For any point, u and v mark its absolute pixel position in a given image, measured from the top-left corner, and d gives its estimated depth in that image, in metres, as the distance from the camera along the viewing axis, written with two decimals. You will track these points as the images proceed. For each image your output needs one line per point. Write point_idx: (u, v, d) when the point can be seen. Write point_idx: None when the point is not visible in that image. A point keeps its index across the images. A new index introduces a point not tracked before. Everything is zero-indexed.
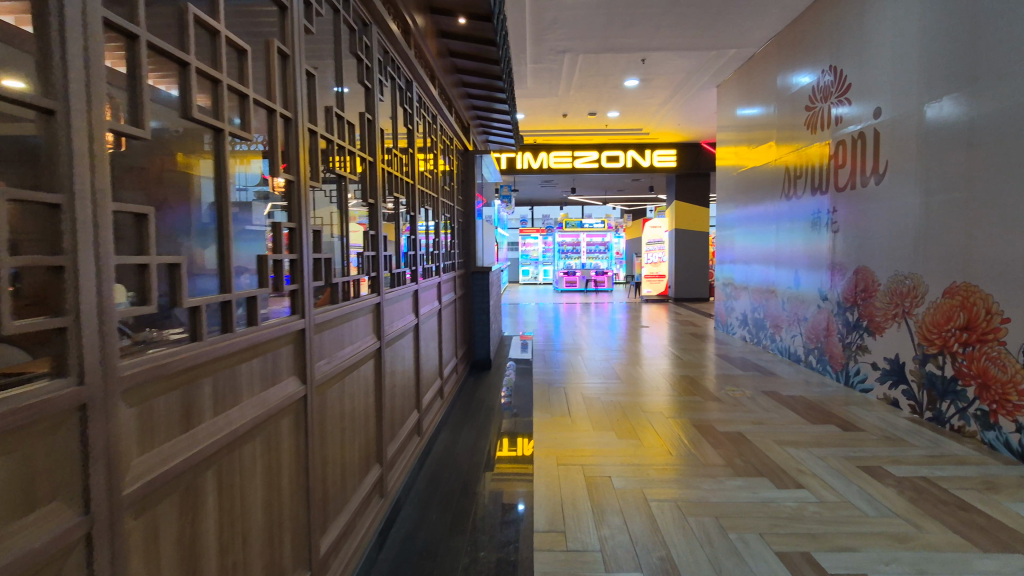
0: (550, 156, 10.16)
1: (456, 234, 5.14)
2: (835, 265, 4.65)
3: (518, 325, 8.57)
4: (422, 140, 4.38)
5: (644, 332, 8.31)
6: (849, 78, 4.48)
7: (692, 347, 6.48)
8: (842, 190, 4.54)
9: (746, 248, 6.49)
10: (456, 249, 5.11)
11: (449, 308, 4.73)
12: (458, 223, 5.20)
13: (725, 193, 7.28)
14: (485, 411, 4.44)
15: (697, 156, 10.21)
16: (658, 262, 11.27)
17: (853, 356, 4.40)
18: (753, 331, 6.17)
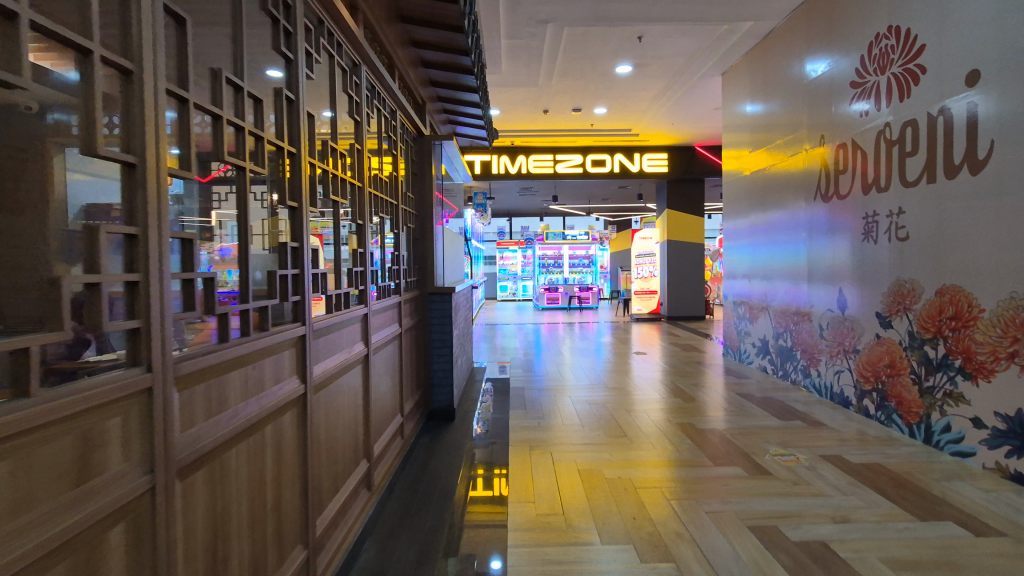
0: (530, 159, 9.22)
1: (426, 245, 3.97)
2: (903, 283, 3.63)
3: (494, 351, 7.38)
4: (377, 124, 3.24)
5: (637, 360, 7.15)
6: (918, 39, 3.50)
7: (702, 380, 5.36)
8: (912, 184, 3.53)
9: (766, 261, 5.47)
10: (421, 266, 3.92)
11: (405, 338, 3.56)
12: (429, 231, 4.01)
13: (734, 200, 6.27)
14: (442, 493, 3.12)
15: (690, 159, 9.32)
16: (649, 276, 10.19)
17: (940, 406, 3.37)
18: (777, 362, 5.16)
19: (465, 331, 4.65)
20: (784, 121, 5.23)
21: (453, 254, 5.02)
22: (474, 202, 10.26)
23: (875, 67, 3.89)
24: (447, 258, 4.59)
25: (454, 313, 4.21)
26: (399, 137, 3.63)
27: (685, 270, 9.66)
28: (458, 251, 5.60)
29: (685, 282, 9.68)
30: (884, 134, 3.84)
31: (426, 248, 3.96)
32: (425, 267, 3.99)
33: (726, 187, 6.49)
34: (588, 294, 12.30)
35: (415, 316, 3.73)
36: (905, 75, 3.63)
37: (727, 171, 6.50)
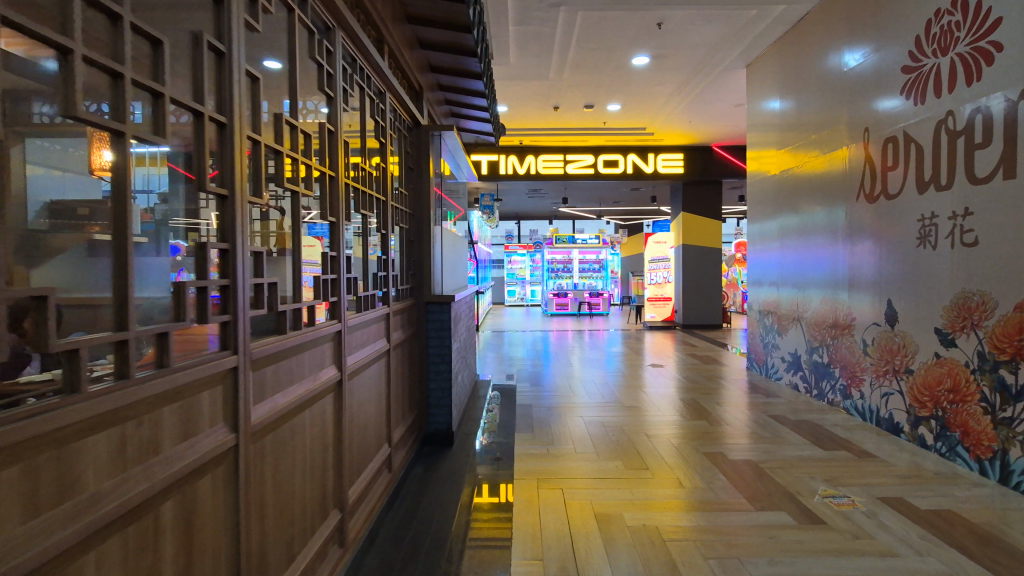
0: (539, 159, 8.83)
1: (426, 249, 3.51)
2: (971, 294, 3.15)
3: (501, 360, 6.91)
4: (376, 114, 2.80)
5: (650, 370, 6.62)
6: (994, 12, 3.02)
7: (727, 398, 4.89)
8: (982, 181, 3.06)
9: (799, 269, 4.99)
10: (421, 273, 3.47)
11: (400, 350, 3.14)
12: (430, 236, 3.55)
13: (760, 204, 5.78)
14: (436, 528, 2.60)
15: (707, 160, 8.89)
16: (663, 282, 9.70)
17: (1021, 440, 2.87)
18: (812, 380, 4.67)
19: (467, 342, 4.20)
20: (816, 116, 4.77)
21: (456, 259, 4.61)
22: (481, 204, 9.90)
23: (935, 48, 3.40)
24: (450, 264, 4.18)
25: (457, 322, 3.78)
26: (400, 128, 3.19)
27: (701, 276, 9.21)
28: (461, 255, 5.19)
29: (701, 289, 9.23)
30: (945, 124, 3.35)
31: (426, 253, 3.51)
32: (426, 273, 3.52)
33: (750, 190, 6.02)
34: (598, 300, 11.87)
35: (412, 327, 3.28)
36: (973, 56, 3.16)
37: (751, 173, 6.02)
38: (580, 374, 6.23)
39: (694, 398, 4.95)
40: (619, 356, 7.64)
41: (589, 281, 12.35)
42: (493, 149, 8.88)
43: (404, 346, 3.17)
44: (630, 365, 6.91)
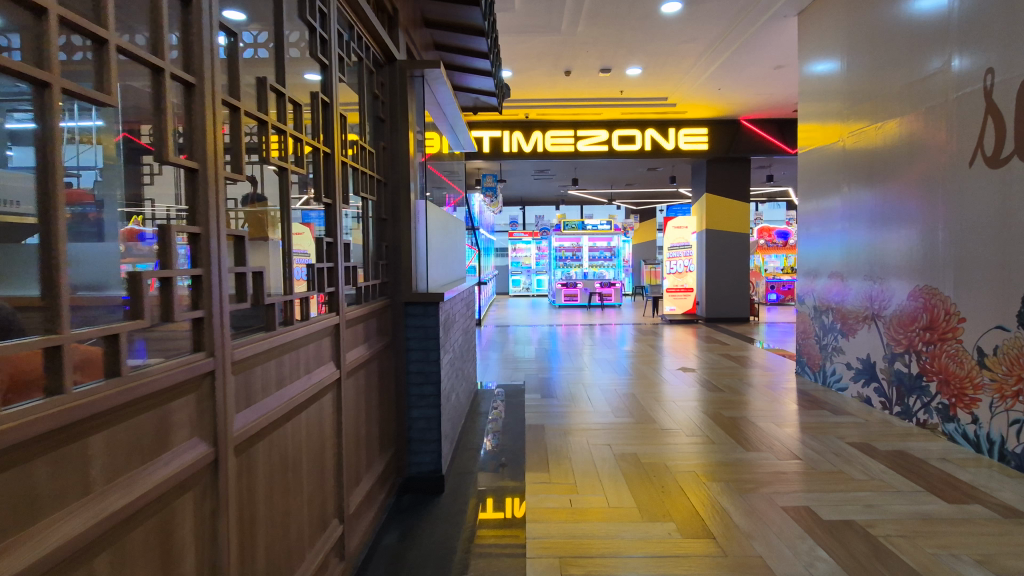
0: (546, 135, 7.96)
1: (409, 243, 2.41)
2: None
3: (506, 359, 6.00)
4: (314, 16, 1.62)
5: (674, 373, 5.67)
6: None
7: (785, 408, 3.92)
8: None
9: (876, 255, 3.78)
10: (405, 269, 2.41)
11: (372, 370, 2.11)
12: (410, 222, 2.43)
13: (818, 185, 4.64)
14: None
15: (735, 135, 8.02)
16: (684, 270, 8.81)
17: None
18: (888, 392, 3.57)
19: (459, 347, 3.23)
20: (897, 58, 3.63)
21: (451, 246, 3.69)
22: (483, 186, 9.05)
23: None
24: (443, 253, 3.23)
25: (449, 326, 2.78)
26: (357, 58, 2.06)
27: (727, 264, 8.32)
28: (459, 244, 4.25)
29: (726, 279, 8.34)
30: None
31: (409, 249, 2.41)
32: (409, 270, 2.43)
33: (803, 170, 4.86)
34: (610, 291, 10.99)
35: (384, 332, 2.30)
36: None
37: (805, 150, 4.86)
38: (599, 377, 5.27)
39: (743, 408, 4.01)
40: (634, 354, 6.65)
41: (599, 270, 11.47)
42: (496, 124, 8.02)
43: (380, 357, 2.21)
44: (653, 366, 5.95)
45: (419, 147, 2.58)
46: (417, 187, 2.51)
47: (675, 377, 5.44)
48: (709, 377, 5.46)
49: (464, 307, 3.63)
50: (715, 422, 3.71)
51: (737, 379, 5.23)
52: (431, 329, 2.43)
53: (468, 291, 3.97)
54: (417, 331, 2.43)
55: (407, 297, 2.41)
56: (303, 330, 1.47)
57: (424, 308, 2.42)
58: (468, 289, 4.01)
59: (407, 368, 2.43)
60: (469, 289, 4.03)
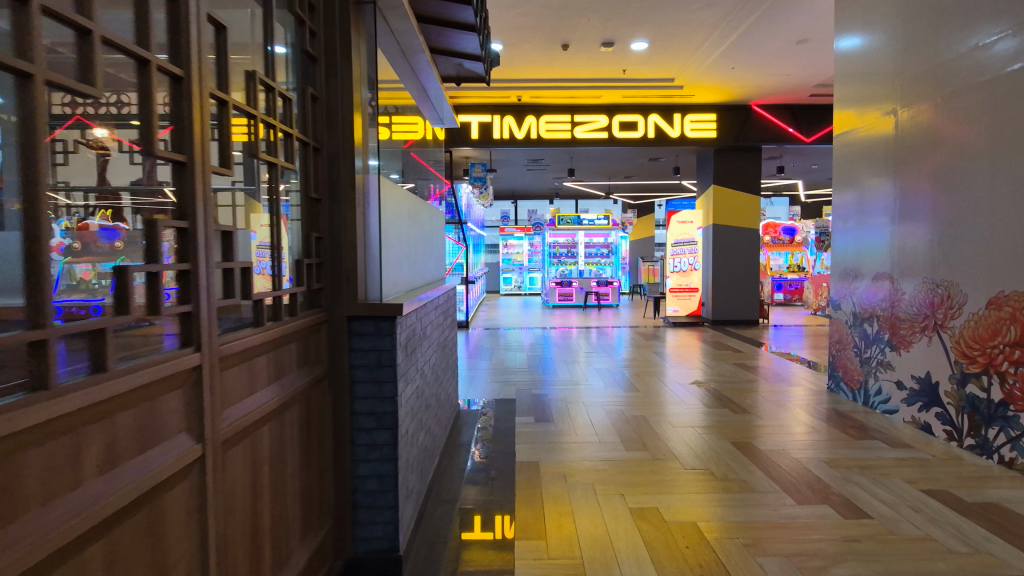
0: (540, 121, 7.32)
1: (356, 240, 1.73)
2: None
3: (494, 366, 5.38)
4: None
5: (678, 383, 5.07)
6: None
7: (826, 433, 3.28)
8: None
9: (937, 255, 3.10)
10: (351, 274, 1.73)
11: (291, 421, 1.44)
12: (357, 211, 1.74)
13: (856, 173, 3.93)
14: None
15: (744, 122, 7.44)
16: (689, 269, 8.01)
17: None
18: (956, 420, 2.93)
19: (432, 366, 2.55)
20: (964, 11, 2.92)
21: (429, 240, 2.98)
22: (471, 175, 8.36)
23: None
24: (415, 250, 2.52)
25: (415, 346, 2.10)
26: None
27: (735, 262, 7.69)
28: (438, 239, 3.53)
29: (734, 278, 7.72)
30: None
31: (356, 248, 1.73)
32: (355, 275, 1.74)
33: (839, 160, 4.15)
34: (607, 291, 10.35)
35: (314, 362, 1.62)
36: None
37: (840, 137, 4.15)
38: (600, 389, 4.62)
39: (774, 430, 3.38)
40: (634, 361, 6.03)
41: (595, 267, 10.82)
42: (486, 107, 7.35)
43: (305, 399, 1.54)
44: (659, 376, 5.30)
45: (369, 119, 1.88)
46: (365, 168, 1.81)
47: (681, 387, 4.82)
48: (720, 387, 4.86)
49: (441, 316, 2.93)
50: (741, 449, 3.07)
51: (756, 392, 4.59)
52: (386, 354, 1.76)
53: (449, 295, 3.28)
54: (366, 358, 1.76)
55: (355, 312, 1.74)
56: (94, 398, 0.75)
57: (376, 325, 1.75)
58: (449, 292, 3.32)
59: (353, 407, 1.77)
60: (450, 291, 3.33)
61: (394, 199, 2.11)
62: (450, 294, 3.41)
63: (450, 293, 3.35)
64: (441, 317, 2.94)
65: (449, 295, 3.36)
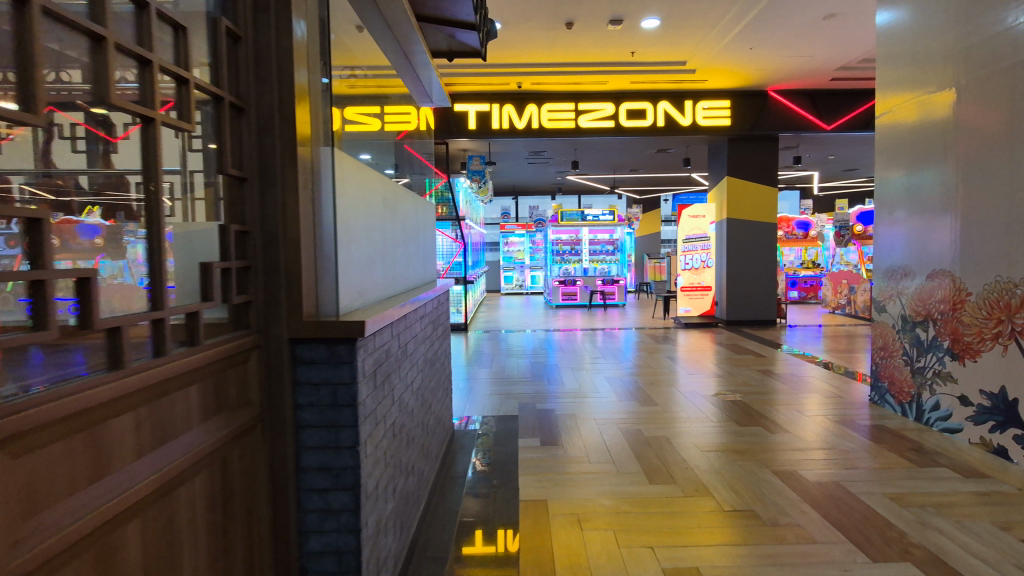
0: (543, 109, 6.87)
1: (300, 236, 1.27)
2: None
3: (494, 373, 4.94)
4: None
5: (695, 389, 4.62)
6: None
7: (880, 454, 2.83)
8: None
9: (1014, 249, 2.63)
10: (295, 283, 1.27)
11: (191, 501, 0.99)
12: (303, 200, 1.28)
13: (902, 157, 3.45)
14: None
15: (760, 109, 6.98)
16: (701, 266, 7.52)
17: None
18: None
19: (417, 388, 2.09)
20: None
21: (415, 236, 2.51)
22: (469, 169, 7.86)
23: None
24: (395, 248, 2.05)
25: (389, 370, 1.65)
26: None
27: (751, 259, 7.23)
28: (429, 234, 3.06)
29: (749, 275, 7.26)
30: None
31: (300, 247, 1.27)
32: (301, 283, 1.28)
33: (880, 145, 3.65)
34: (613, 289, 9.95)
35: (235, 407, 1.16)
36: None
37: (882, 123, 3.64)
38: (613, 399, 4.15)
39: (818, 450, 2.92)
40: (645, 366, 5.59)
41: (600, 265, 10.35)
42: (484, 96, 6.91)
43: (220, 461, 1.08)
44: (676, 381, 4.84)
45: (321, 96, 1.42)
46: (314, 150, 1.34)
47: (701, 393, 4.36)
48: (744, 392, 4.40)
49: (429, 325, 2.47)
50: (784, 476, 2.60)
51: (785, 399, 4.12)
52: (342, 389, 1.30)
53: (440, 299, 2.81)
54: (316, 394, 1.31)
55: (301, 333, 1.28)
56: None
57: (330, 349, 1.29)
58: (441, 296, 2.86)
59: (300, 458, 1.32)
60: (442, 295, 2.86)
61: (365, 184, 1.64)
62: (443, 298, 2.94)
63: (442, 297, 2.88)
64: (429, 325, 2.47)
65: (441, 299, 2.90)
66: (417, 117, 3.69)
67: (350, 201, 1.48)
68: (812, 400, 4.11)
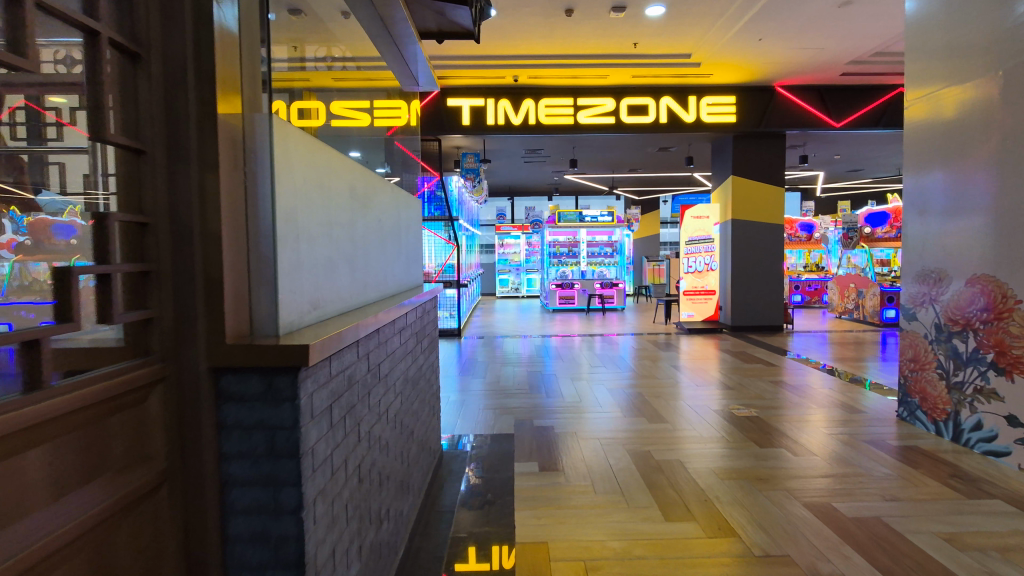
0: (540, 105, 6.57)
1: (222, 231, 0.94)
2: None
3: (487, 383, 4.58)
4: None
5: (703, 399, 4.30)
6: None
7: (924, 479, 2.51)
8: None
9: None
10: (215, 294, 0.94)
11: None
12: (227, 185, 0.95)
13: (933, 150, 3.15)
14: None
15: (766, 106, 6.75)
16: (705, 269, 7.31)
17: None
18: None
19: (393, 414, 1.75)
20: None
21: (396, 233, 2.17)
22: (463, 167, 7.52)
23: None
24: (368, 246, 1.70)
25: (354, 399, 1.31)
26: None
27: (757, 261, 6.94)
28: (414, 231, 2.73)
29: (755, 278, 6.96)
30: None
31: (222, 246, 0.94)
32: (224, 295, 0.95)
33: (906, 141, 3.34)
34: (611, 293, 9.69)
35: (124, 467, 0.82)
36: None
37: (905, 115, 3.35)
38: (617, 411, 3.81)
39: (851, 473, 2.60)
40: (647, 373, 5.27)
41: (598, 268, 10.04)
42: (478, 90, 6.59)
43: (92, 554, 0.74)
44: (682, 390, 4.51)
45: (261, 73, 1.08)
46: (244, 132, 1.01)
47: (711, 404, 4.04)
48: (755, 403, 4.09)
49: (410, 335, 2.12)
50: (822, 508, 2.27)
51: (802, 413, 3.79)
52: (281, 436, 0.96)
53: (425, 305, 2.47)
54: (247, 442, 0.97)
55: (225, 362, 0.95)
56: None
57: (265, 382, 0.96)
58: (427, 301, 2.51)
59: (224, 529, 0.97)
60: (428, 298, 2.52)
61: (323, 168, 1.31)
62: (429, 302, 2.60)
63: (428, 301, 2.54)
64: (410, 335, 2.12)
65: (427, 302, 2.56)
66: (408, 111, 3.40)
67: (301, 186, 1.15)
68: (831, 414, 3.78)
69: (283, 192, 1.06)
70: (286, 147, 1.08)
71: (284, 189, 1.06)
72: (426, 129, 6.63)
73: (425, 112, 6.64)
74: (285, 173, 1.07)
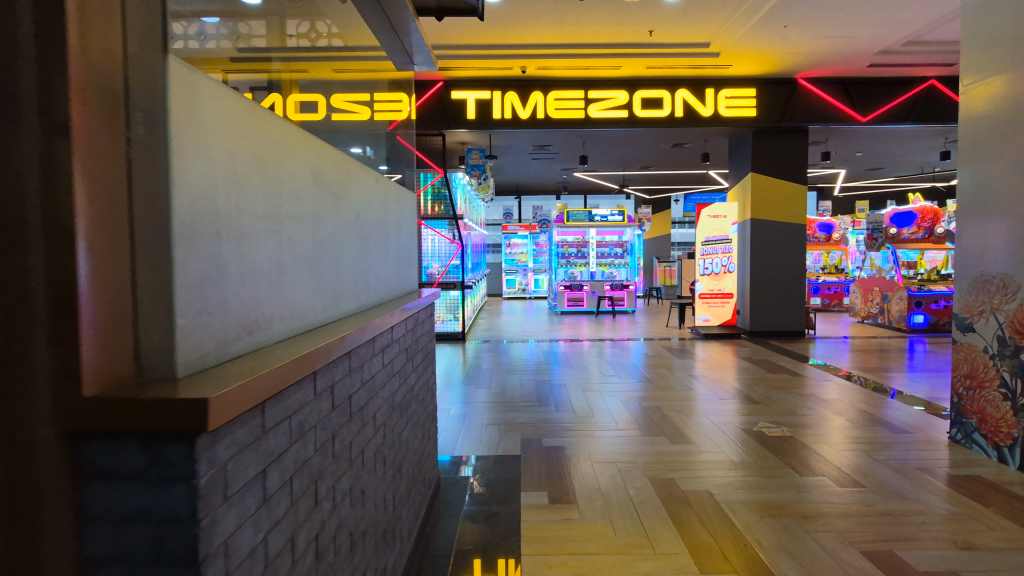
0: (549, 98, 6.28)
1: (80, 225, 0.64)
2: None
3: (491, 394, 4.25)
4: None
5: (723, 411, 3.96)
6: None
7: (995, 520, 2.17)
8: None
9: None
10: (69, 319, 0.63)
11: None
12: (85, 160, 0.64)
13: (990, 142, 2.79)
14: None
15: (788, 98, 6.38)
16: (722, 271, 6.97)
17: None
18: None
19: (372, 452, 1.44)
20: None
21: (384, 230, 1.86)
22: (468, 163, 7.22)
23: None
24: (342, 246, 1.39)
25: (307, 451, 0.99)
26: None
27: (777, 263, 6.57)
28: (413, 228, 2.41)
29: (775, 281, 6.60)
30: None
31: (80, 248, 0.64)
32: (78, 322, 0.64)
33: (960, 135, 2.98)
34: (622, 295, 9.28)
35: None
36: None
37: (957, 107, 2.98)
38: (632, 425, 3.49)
39: (906, 509, 2.27)
40: (661, 381, 4.93)
41: (608, 269, 9.70)
42: (484, 82, 6.33)
43: None
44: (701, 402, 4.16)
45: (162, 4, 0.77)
46: (125, 83, 0.69)
47: (735, 420, 3.70)
48: (782, 418, 3.74)
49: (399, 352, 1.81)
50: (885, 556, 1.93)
51: (835, 429, 3.46)
52: (174, 535, 0.65)
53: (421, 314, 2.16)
54: (123, 538, 0.66)
55: (83, 422, 0.64)
56: None
57: (147, 453, 0.65)
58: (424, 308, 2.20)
59: None
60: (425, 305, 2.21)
61: (267, 146, 1.00)
62: (426, 309, 2.30)
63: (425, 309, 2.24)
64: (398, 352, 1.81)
65: (424, 310, 2.25)
66: (408, 104, 3.07)
67: (224, 167, 0.83)
68: (868, 431, 3.44)
69: (190, 173, 0.75)
70: (196, 111, 0.77)
71: (191, 169, 0.75)
72: (429, 123, 6.38)
73: (429, 106, 6.36)
74: (192, 147, 0.75)
